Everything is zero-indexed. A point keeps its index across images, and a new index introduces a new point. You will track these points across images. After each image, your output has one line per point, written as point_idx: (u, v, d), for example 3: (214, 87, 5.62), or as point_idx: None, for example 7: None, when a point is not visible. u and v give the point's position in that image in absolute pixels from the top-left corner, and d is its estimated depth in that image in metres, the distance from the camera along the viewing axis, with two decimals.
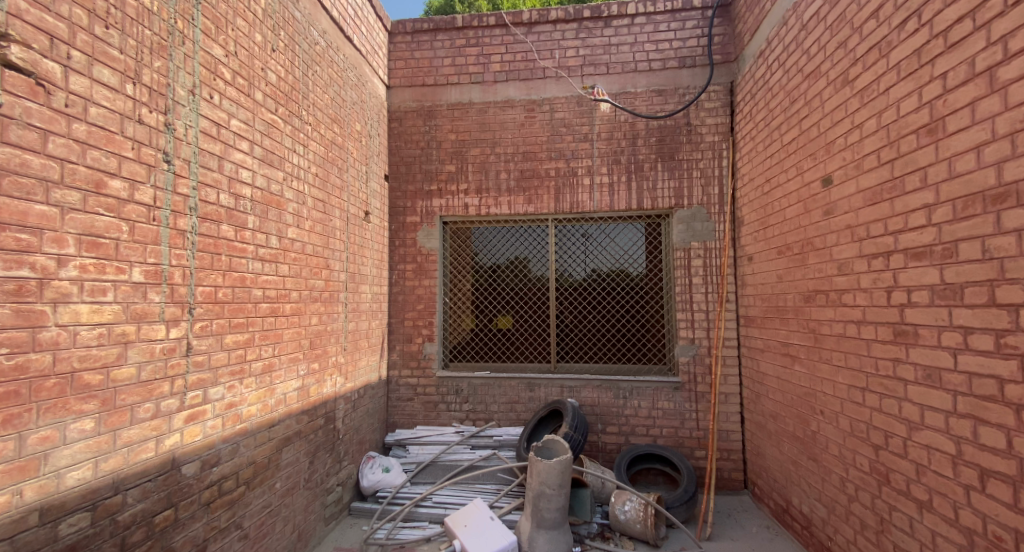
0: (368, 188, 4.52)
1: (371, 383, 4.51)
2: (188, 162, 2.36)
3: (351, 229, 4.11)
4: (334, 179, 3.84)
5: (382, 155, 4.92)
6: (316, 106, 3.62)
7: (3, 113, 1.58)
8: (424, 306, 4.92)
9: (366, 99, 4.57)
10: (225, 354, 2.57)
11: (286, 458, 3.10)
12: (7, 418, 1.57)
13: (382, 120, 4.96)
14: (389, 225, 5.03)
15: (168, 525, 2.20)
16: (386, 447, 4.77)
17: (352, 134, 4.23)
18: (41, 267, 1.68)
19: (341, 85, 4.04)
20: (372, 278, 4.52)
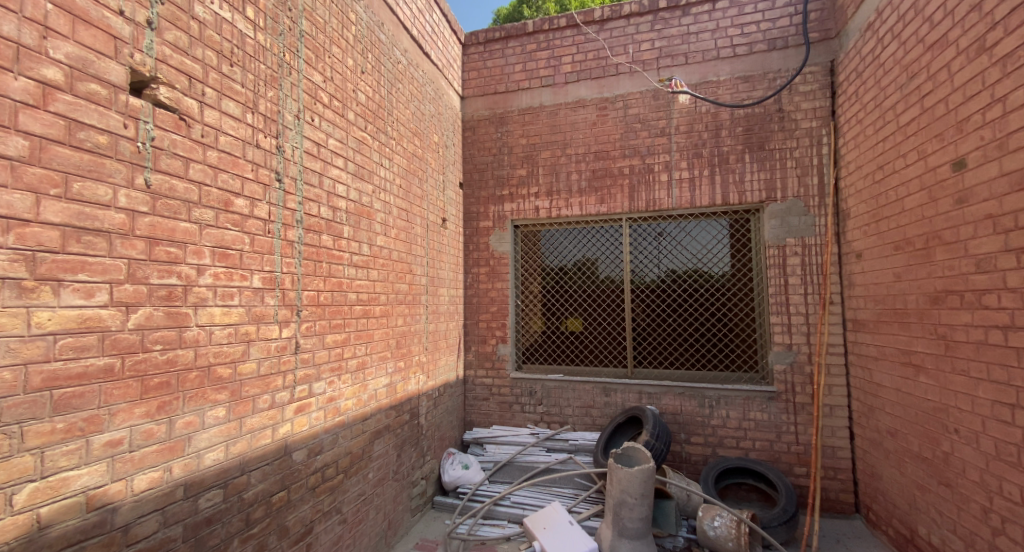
0: (445, 196, 4.71)
1: (450, 382, 4.68)
2: (295, 180, 2.62)
3: (430, 235, 4.30)
4: (415, 188, 4.05)
5: (457, 163, 5.11)
6: (399, 121, 3.84)
7: (156, 145, 1.85)
8: (498, 308, 5.01)
9: (442, 110, 4.77)
10: (326, 352, 2.81)
11: (378, 450, 3.32)
12: (161, 405, 1.83)
13: (457, 129, 5.15)
14: (464, 230, 5.19)
15: (282, 505, 2.45)
16: (464, 445, 4.92)
17: (431, 146, 4.44)
18: (185, 276, 1.95)
19: (419, 99, 4.25)
20: (449, 281, 4.70)
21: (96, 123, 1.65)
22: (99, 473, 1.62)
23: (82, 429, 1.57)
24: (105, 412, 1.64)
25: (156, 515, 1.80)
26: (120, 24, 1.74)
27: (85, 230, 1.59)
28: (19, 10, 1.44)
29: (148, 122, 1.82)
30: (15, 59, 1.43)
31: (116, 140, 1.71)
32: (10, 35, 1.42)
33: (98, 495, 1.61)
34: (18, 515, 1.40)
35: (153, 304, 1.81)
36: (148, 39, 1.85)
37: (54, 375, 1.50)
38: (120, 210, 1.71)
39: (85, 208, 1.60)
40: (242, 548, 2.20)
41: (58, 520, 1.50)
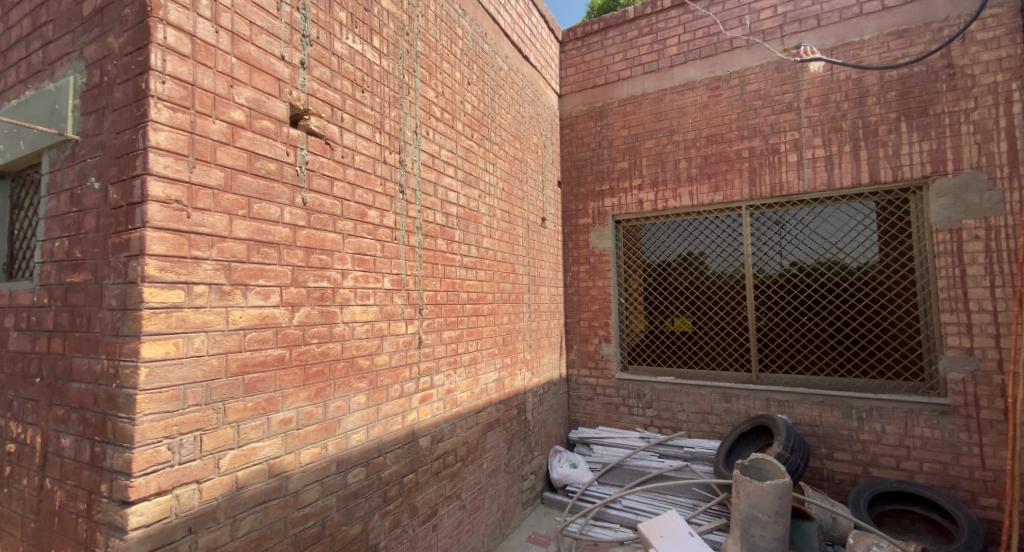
0: (544, 196, 4.76)
1: (553, 381, 4.72)
2: (415, 190, 2.85)
3: (531, 235, 4.38)
4: (517, 190, 4.16)
5: (555, 162, 5.13)
6: (502, 126, 3.97)
7: (309, 168, 2.15)
8: (600, 306, 4.92)
9: (541, 111, 4.83)
10: (444, 346, 3.02)
11: (490, 442, 3.48)
12: (318, 390, 2.13)
13: (556, 129, 5.17)
14: (563, 227, 5.19)
15: (411, 487, 2.68)
16: (571, 444, 4.93)
17: (530, 147, 4.51)
18: (333, 279, 2.24)
19: (520, 102, 4.35)
20: (550, 280, 4.74)
21: (267, 153, 1.97)
22: (276, 445, 1.93)
23: (263, 408, 1.88)
24: (278, 395, 1.95)
25: (316, 485, 2.10)
26: (282, 67, 2.06)
27: (262, 243, 1.91)
28: (214, 66, 1.78)
29: (303, 149, 2.13)
30: (213, 106, 1.76)
31: (282, 167, 2.02)
32: (209, 87, 1.75)
33: (277, 464, 1.93)
34: (223, 476, 1.73)
35: (310, 304, 2.11)
36: (302, 77, 2.16)
37: (244, 362, 1.82)
38: (285, 225, 2.02)
39: (261, 224, 1.91)
40: (382, 522, 2.46)
41: (250, 482, 1.82)
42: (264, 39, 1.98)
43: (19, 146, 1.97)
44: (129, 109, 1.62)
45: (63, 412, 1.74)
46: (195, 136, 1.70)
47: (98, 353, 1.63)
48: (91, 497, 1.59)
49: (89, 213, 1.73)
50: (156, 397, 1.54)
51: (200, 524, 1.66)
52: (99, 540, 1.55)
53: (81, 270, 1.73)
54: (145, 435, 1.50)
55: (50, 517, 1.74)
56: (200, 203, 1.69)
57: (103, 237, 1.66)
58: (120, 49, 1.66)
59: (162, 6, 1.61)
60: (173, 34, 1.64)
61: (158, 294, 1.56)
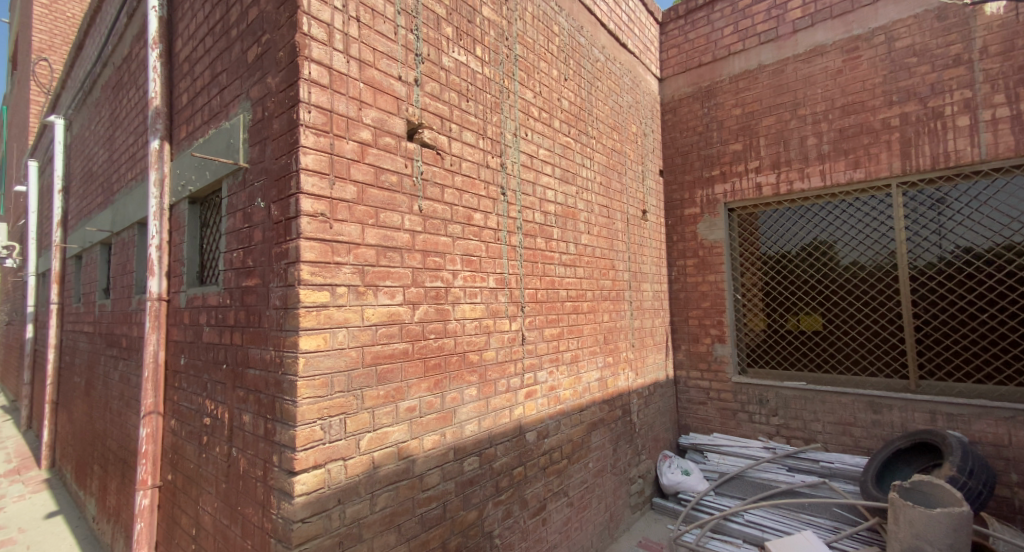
0: (645, 187, 4.58)
1: (660, 382, 4.53)
2: (515, 191, 2.92)
3: (631, 229, 4.25)
4: (615, 183, 4.06)
5: (657, 149, 4.90)
6: (599, 119, 3.91)
7: (424, 177, 2.33)
8: (712, 303, 4.60)
9: (641, 98, 4.66)
10: (545, 344, 3.05)
11: (595, 441, 3.45)
12: (436, 382, 2.30)
13: (656, 115, 4.95)
14: (666, 219, 4.96)
15: (521, 479, 2.77)
16: (680, 449, 4.69)
17: (629, 137, 4.37)
18: (446, 279, 2.39)
19: (618, 92, 4.25)
20: (653, 276, 4.56)
21: (390, 167, 2.17)
22: (404, 431, 2.13)
23: (393, 396, 2.08)
24: (404, 385, 2.14)
25: (438, 469, 2.27)
26: (399, 86, 2.25)
27: (387, 248, 2.12)
28: (347, 92, 2.01)
29: (419, 161, 2.31)
30: (346, 129, 2.00)
31: (402, 179, 2.22)
32: (343, 112, 1.99)
33: (406, 447, 2.13)
34: (363, 455, 1.96)
35: (427, 303, 2.28)
36: (416, 94, 2.34)
37: (376, 354, 2.03)
38: (405, 231, 2.21)
39: (386, 231, 2.12)
40: (495, 511, 2.57)
41: (384, 462, 2.03)
42: (385, 62, 2.19)
43: (206, 175, 2.42)
44: (285, 138, 1.90)
45: (243, 393, 2.10)
46: (335, 156, 1.94)
47: (267, 345, 1.94)
48: (266, 466, 1.90)
49: (257, 228, 2.06)
50: (311, 383, 1.78)
51: (346, 497, 1.89)
52: (272, 502, 1.84)
53: (253, 276, 2.07)
54: (303, 416, 1.75)
55: (236, 480, 2.11)
56: (339, 215, 1.93)
57: (268, 248, 1.97)
58: (276, 87, 1.95)
59: (307, 46, 1.86)
60: (315, 69, 1.89)
61: (310, 295, 1.80)
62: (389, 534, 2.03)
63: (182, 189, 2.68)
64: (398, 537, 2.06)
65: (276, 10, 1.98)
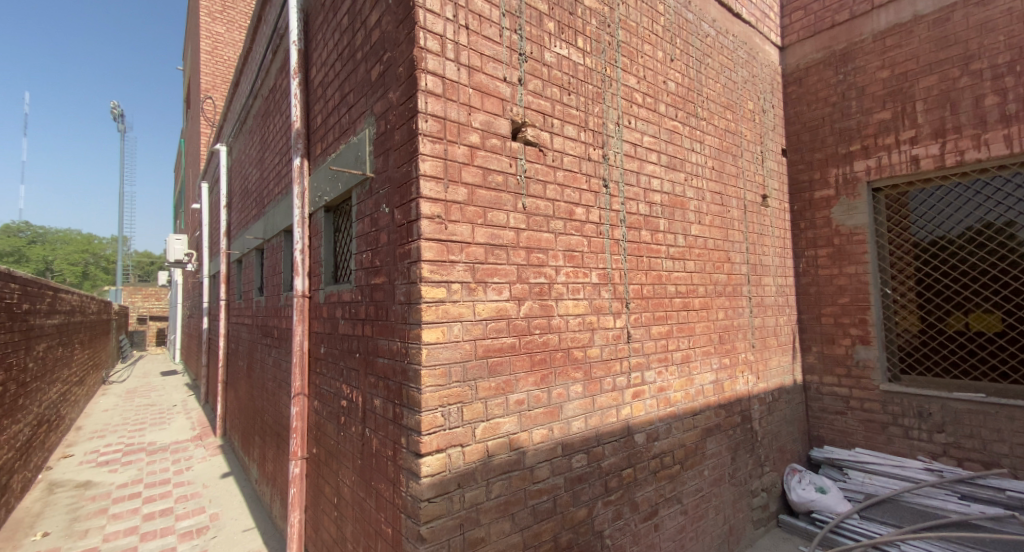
0: (765, 169, 4.17)
1: (786, 387, 4.10)
2: (618, 183, 2.82)
3: (749, 217, 3.89)
4: (730, 166, 3.75)
5: (778, 127, 4.44)
6: (710, 98, 3.63)
7: (528, 175, 2.36)
8: (852, 299, 4.05)
9: (758, 72, 4.24)
10: (653, 342, 2.89)
11: (711, 448, 3.22)
12: (543, 376, 2.32)
13: (777, 89, 4.47)
14: (791, 205, 4.47)
15: (630, 481, 2.66)
16: (812, 462, 4.20)
17: (746, 116, 4.01)
18: (549, 275, 2.40)
19: (731, 68, 3.91)
20: (776, 269, 4.14)
21: (496, 167, 2.24)
22: (514, 423, 2.18)
23: (503, 389, 2.15)
24: (513, 378, 2.20)
25: (547, 464, 2.28)
26: (504, 87, 2.31)
27: (494, 246, 2.19)
28: (458, 99, 2.12)
29: (523, 159, 2.35)
30: (458, 134, 2.10)
31: (506, 178, 2.27)
32: (455, 118, 2.10)
33: (517, 439, 2.19)
34: (479, 443, 2.05)
35: (531, 299, 2.31)
36: (520, 93, 2.38)
37: (487, 347, 2.12)
38: (510, 228, 2.26)
39: (493, 230, 2.19)
40: (605, 511, 2.52)
41: (498, 451, 2.11)
42: (492, 65, 2.27)
43: (339, 186, 2.71)
44: (405, 147, 2.06)
45: (373, 379, 2.33)
46: (449, 161, 2.05)
47: (394, 337, 2.12)
48: (396, 447, 2.08)
49: (383, 232, 2.26)
50: (432, 373, 1.92)
51: (465, 481, 2.00)
52: (402, 481, 2.01)
53: (380, 274, 2.28)
54: (427, 403, 1.89)
55: (370, 458, 2.35)
56: (453, 216, 2.04)
57: (393, 249, 2.16)
58: (397, 101, 2.12)
59: (423, 59, 2.00)
60: (431, 80, 2.01)
61: (430, 291, 1.94)
62: (504, 522, 2.10)
63: (320, 200, 3.03)
64: (512, 526, 2.12)
65: (396, 29, 2.15)
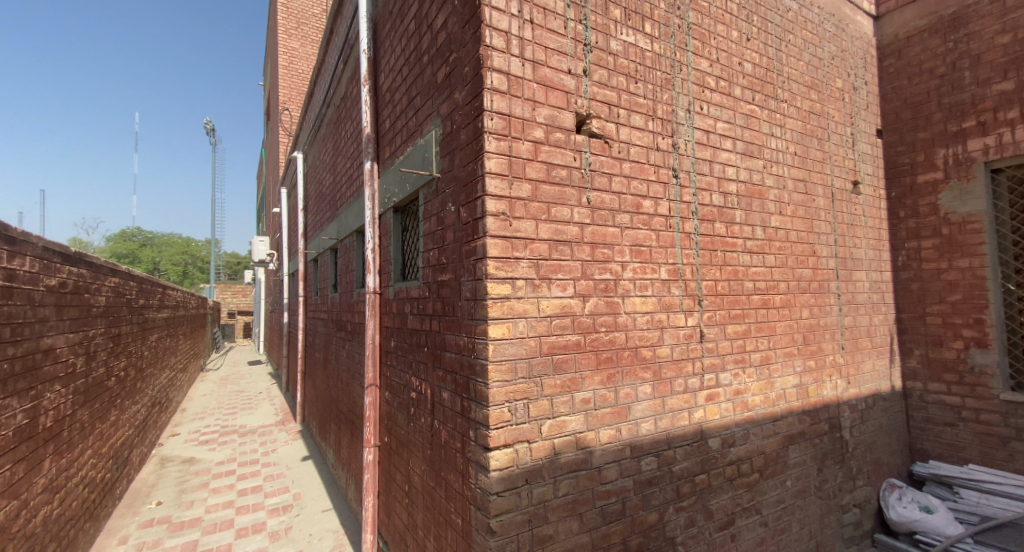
0: (856, 153, 3.79)
1: (882, 393, 3.72)
2: (689, 173, 2.67)
3: (838, 206, 3.55)
4: (815, 151, 3.44)
5: (872, 106, 4.02)
6: (792, 78, 3.35)
7: (593, 168, 2.30)
8: (964, 296, 3.59)
9: (848, 46, 3.85)
10: (729, 342, 2.72)
11: (794, 457, 2.99)
12: (610, 375, 2.26)
13: (871, 63, 4.05)
14: (887, 191, 4.04)
15: (704, 488, 2.53)
16: (914, 477, 3.78)
17: (833, 95, 3.65)
18: (615, 271, 2.33)
19: (816, 44, 3.58)
20: (870, 262, 3.76)
21: (560, 161, 2.20)
22: (580, 422, 2.15)
23: (568, 387, 2.12)
24: (579, 376, 2.16)
25: (615, 465, 2.22)
26: (569, 80, 2.26)
27: (559, 242, 2.16)
28: (523, 95, 2.10)
29: (587, 152, 2.29)
30: (522, 130, 2.09)
31: (571, 172, 2.23)
32: (520, 114, 2.08)
33: (583, 438, 2.14)
34: (545, 440, 2.04)
35: (597, 296, 2.26)
36: (585, 84, 2.32)
37: (552, 344, 2.10)
38: (575, 224, 2.21)
39: (557, 225, 2.16)
40: (677, 517, 2.41)
41: (564, 450, 2.08)
42: (556, 58, 2.23)
43: (406, 187, 2.81)
44: (471, 146, 2.08)
45: (441, 373, 2.39)
46: (513, 158, 2.04)
47: (461, 332, 2.16)
48: (464, 439, 2.12)
49: (449, 230, 2.30)
50: (499, 368, 1.93)
51: (533, 477, 1.99)
52: (470, 473, 2.05)
53: (446, 272, 2.33)
54: (494, 397, 1.91)
55: (438, 448, 2.41)
56: (517, 213, 2.03)
57: (459, 246, 2.19)
58: (463, 100, 2.15)
59: (489, 57, 2.00)
60: (497, 77, 2.01)
61: (495, 288, 1.94)
62: (572, 521, 2.07)
63: (388, 201, 3.16)
64: (580, 526, 2.09)
65: (462, 30, 2.17)
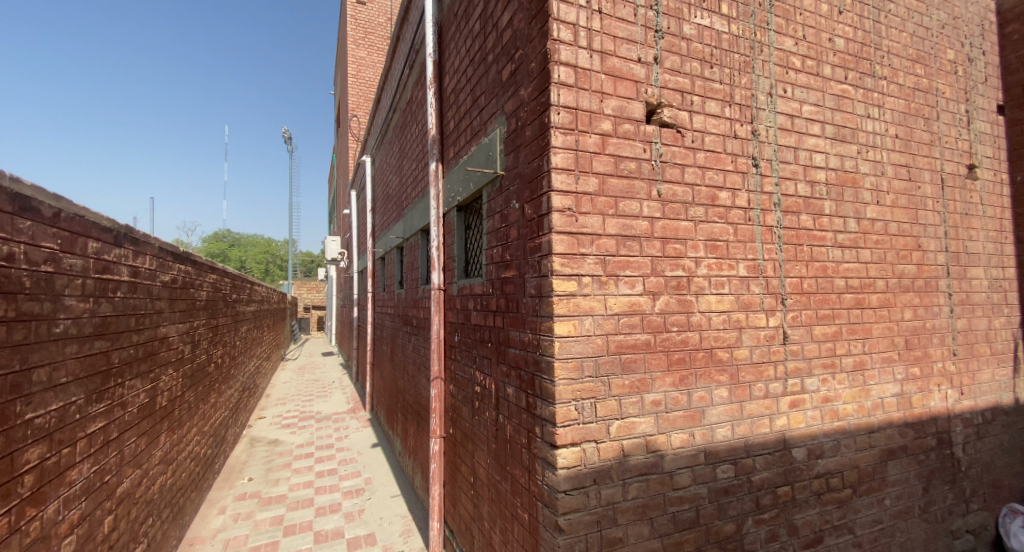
0: (970, 133, 3.34)
1: (1002, 406, 3.26)
2: (771, 161, 2.48)
3: (948, 193, 3.15)
4: (920, 133, 3.07)
5: (991, 79, 3.52)
6: (892, 52, 3.01)
7: (664, 160, 2.20)
8: None
9: (961, 12, 3.39)
10: (816, 345, 2.51)
11: (893, 473, 2.70)
12: (682, 377, 2.15)
13: (989, 30, 3.54)
14: (1010, 175, 3.53)
15: (788, 501, 2.35)
16: None
17: (943, 69, 3.24)
18: (688, 268, 2.21)
19: (922, 12, 3.19)
20: (988, 258, 3.31)
21: (629, 154, 2.12)
22: (651, 424, 2.07)
23: (638, 387, 2.05)
24: (648, 377, 2.08)
25: (688, 470, 2.12)
26: (639, 69, 2.17)
27: (627, 237, 2.08)
28: (591, 87, 2.05)
29: (658, 142, 2.19)
30: (590, 122, 2.03)
31: (640, 164, 2.14)
32: (587, 107, 2.03)
33: (652, 441, 2.06)
34: (613, 441, 1.98)
35: (668, 293, 2.16)
36: (656, 72, 2.21)
37: (620, 343, 2.03)
38: (644, 218, 2.13)
39: (626, 220, 2.09)
40: (757, 530, 2.25)
41: (633, 452, 2.01)
42: (625, 47, 2.15)
43: (471, 185, 2.84)
44: (537, 142, 2.06)
45: (505, 368, 2.40)
46: (579, 152, 2.00)
47: (525, 328, 2.15)
48: (530, 435, 2.12)
49: (513, 227, 2.30)
50: (565, 365, 1.90)
51: (601, 478, 1.95)
52: (537, 470, 2.04)
53: (510, 268, 2.33)
54: (561, 395, 1.89)
55: (504, 444, 2.43)
56: (583, 208, 1.99)
57: (523, 243, 2.19)
58: (529, 97, 2.13)
59: (556, 50, 1.97)
60: (564, 71, 1.98)
61: (561, 284, 1.91)
62: (643, 525, 2.01)
63: (453, 200, 3.21)
64: (651, 531, 2.02)
65: (528, 26, 2.15)
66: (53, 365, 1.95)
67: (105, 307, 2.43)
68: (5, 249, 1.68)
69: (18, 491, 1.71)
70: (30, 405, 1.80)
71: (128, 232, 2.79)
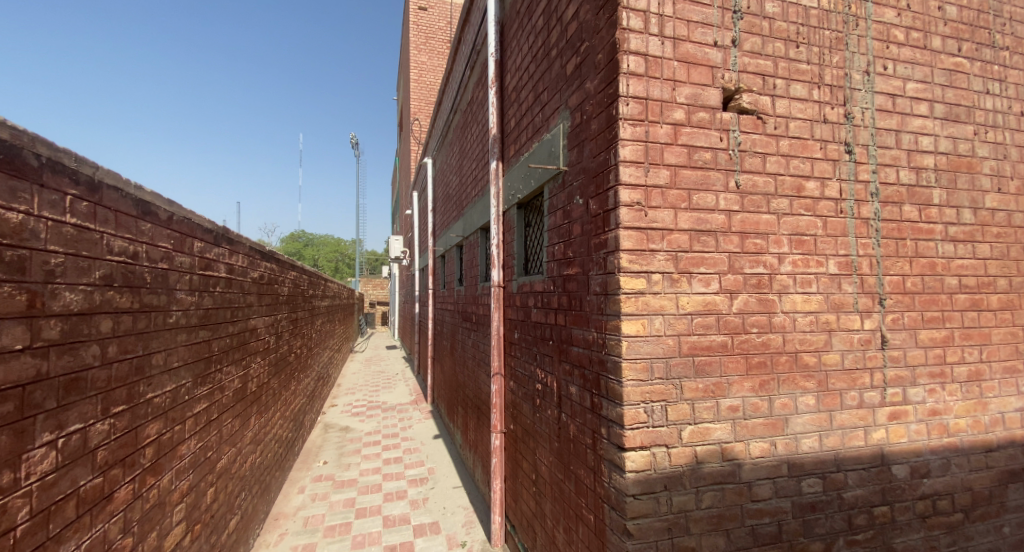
0: None
1: None
2: (867, 146, 2.25)
3: None
4: None
5: None
6: (1017, 17, 2.62)
7: (743, 149, 2.05)
8: None
9: None
10: (922, 351, 2.25)
11: (1014, 497, 2.37)
12: (763, 382, 2.01)
13: None
14: None
15: (886, 522, 2.13)
16: None
17: None
18: (770, 265, 2.06)
19: None
20: None
21: (704, 144, 2.00)
22: (727, 431, 1.95)
23: (713, 391, 1.94)
24: (725, 380, 1.96)
25: (769, 482, 1.98)
26: (715, 53, 2.04)
27: (701, 232, 1.97)
28: (662, 75, 1.95)
29: (736, 130, 2.05)
30: (661, 112, 1.94)
31: (716, 154, 2.02)
32: (658, 96, 1.94)
33: (728, 449, 1.94)
34: (685, 447, 1.89)
35: (747, 292, 2.02)
36: (733, 55, 2.07)
37: (693, 345, 1.93)
38: (720, 211, 2.00)
39: (700, 213, 1.97)
40: None
41: (707, 460, 1.91)
42: (700, 31, 2.03)
43: (532, 182, 2.82)
44: (604, 135, 2.00)
45: (568, 367, 2.36)
46: (650, 144, 1.91)
47: (590, 327, 2.10)
48: (595, 436, 2.07)
49: (576, 223, 2.25)
50: (634, 366, 1.84)
51: (672, 484, 1.86)
52: (604, 471, 1.99)
53: (573, 265, 2.28)
54: (629, 397, 1.82)
55: (567, 443, 2.39)
56: (654, 202, 1.90)
57: (587, 239, 2.13)
58: (596, 89, 2.06)
59: (626, 39, 1.89)
60: (634, 60, 1.90)
61: (630, 282, 1.85)
62: (718, 537, 1.90)
63: (514, 197, 3.21)
64: (727, 543, 1.90)
65: (595, 17, 2.09)
66: (168, 350, 2.16)
67: (207, 301, 2.66)
68: (130, 249, 1.87)
69: (141, 461, 1.91)
70: (150, 386, 2.00)
71: (224, 233, 3.03)
